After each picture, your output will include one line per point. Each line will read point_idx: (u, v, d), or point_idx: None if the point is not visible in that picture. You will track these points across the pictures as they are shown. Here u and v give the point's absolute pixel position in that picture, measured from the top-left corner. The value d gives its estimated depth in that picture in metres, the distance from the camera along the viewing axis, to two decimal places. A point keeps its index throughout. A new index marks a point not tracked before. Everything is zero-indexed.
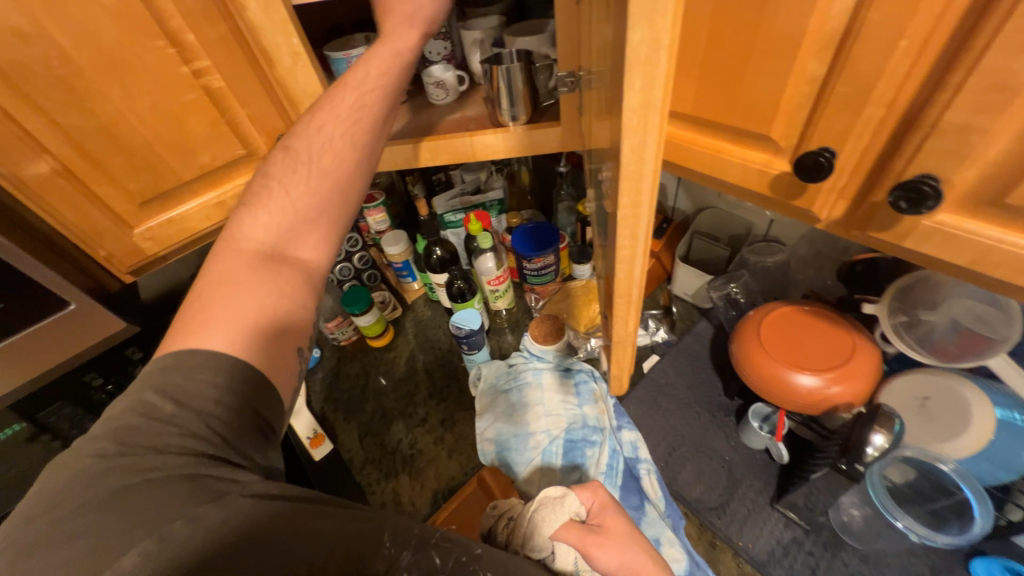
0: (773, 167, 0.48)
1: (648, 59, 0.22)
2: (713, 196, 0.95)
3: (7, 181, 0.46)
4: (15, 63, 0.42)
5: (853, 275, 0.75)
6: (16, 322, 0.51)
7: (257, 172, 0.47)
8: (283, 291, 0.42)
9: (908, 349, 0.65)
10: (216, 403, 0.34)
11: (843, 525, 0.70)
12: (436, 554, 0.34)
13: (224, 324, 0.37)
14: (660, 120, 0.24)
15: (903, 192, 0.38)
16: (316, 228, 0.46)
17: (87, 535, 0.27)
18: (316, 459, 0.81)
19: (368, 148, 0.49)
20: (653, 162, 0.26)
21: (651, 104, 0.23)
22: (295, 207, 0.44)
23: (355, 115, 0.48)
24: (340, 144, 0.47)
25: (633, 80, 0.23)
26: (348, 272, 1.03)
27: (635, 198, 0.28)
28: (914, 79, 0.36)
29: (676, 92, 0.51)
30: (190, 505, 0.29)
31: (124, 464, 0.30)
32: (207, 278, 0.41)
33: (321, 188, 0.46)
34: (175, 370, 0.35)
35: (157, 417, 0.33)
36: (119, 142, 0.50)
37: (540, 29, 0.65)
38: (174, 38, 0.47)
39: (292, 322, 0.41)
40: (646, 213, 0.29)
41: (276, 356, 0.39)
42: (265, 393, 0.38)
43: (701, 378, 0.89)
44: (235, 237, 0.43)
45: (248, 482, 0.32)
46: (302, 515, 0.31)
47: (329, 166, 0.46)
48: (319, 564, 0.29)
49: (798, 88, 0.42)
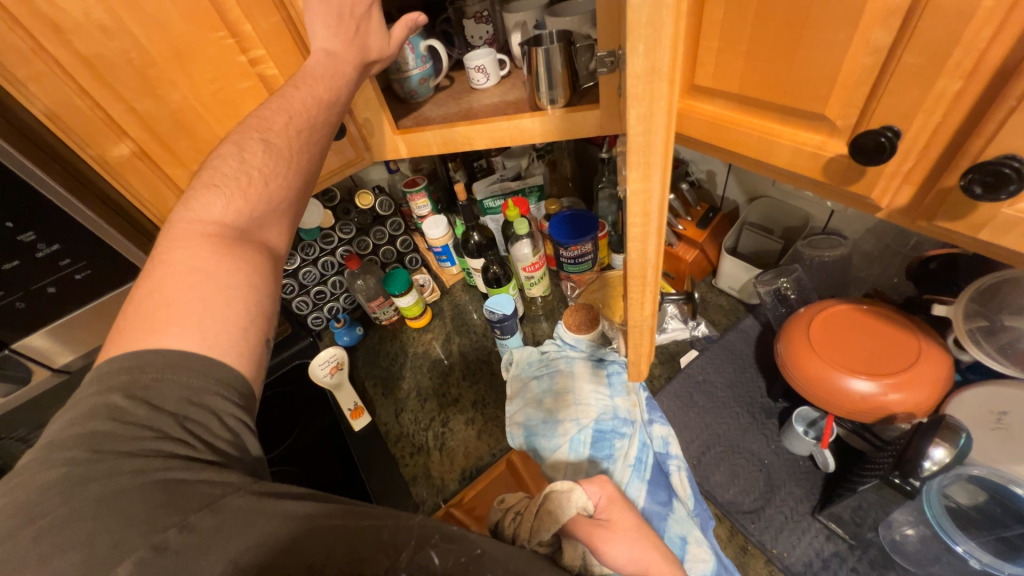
0: (828, 150, 0.44)
1: (651, 19, 0.25)
2: (767, 184, 0.87)
3: (94, 160, 0.53)
4: (99, 56, 0.46)
5: (925, 273, 0.68)
6: (103, 287, 0.58)
7: (216, 158, 0.49)
8: (247, 278, 0.44)
9: (986, 358, 0.58)
10: (191, 403, 0.38)
11: (894, 543, 0.65)
12: (435, 554, 0.35)
13: (194, 319, 0.40)
14: (665, 87, 0.27)
15: (978, 175, 0.34)
16: (278, 216, 0.50)
17: (82, 544, 0.29)
18: (356, 429, 0.88)
19: (319, 143, 0.53)
20: (660, 132, 0.29)
21: (656, 70, 0.26)
22: (269, 193, 0.49)
23: (309, 109, 0.51)
24: (297, 137, 0.50)
25: (636, 43, 0.26)
26: (392, 255, 1.06)
27: (645, 170, 0.31)
28: (1001, 45, 0.31)
29: (720, 70, 0.48)
30: (183, 512, 0.31)
31: (102, 470, 0.32)
32: (166, 266, 0.43)
33: (293, 179, 0.51)
34: (142, 370, 0.38)
35: (128, 418, 0.36)
36: (185, 127, 0.55)
37: (583, 8, 0.63)
38: (234, 30, 0.52)
39: (261, 308, 0.44)
40: (657, 178, 0.32)
41: (247, 345, 0.42)
42: (240, 384, 0.41)
43: (743, 377, 0.85)
44: (194, 220, 0.45)
45: (235, 482, 0.35)
46: (290, 511, 0.33)
47: (307, 162, 0.52)
48: (318, 565, 0.32)
49: (860, 61, 0.38)
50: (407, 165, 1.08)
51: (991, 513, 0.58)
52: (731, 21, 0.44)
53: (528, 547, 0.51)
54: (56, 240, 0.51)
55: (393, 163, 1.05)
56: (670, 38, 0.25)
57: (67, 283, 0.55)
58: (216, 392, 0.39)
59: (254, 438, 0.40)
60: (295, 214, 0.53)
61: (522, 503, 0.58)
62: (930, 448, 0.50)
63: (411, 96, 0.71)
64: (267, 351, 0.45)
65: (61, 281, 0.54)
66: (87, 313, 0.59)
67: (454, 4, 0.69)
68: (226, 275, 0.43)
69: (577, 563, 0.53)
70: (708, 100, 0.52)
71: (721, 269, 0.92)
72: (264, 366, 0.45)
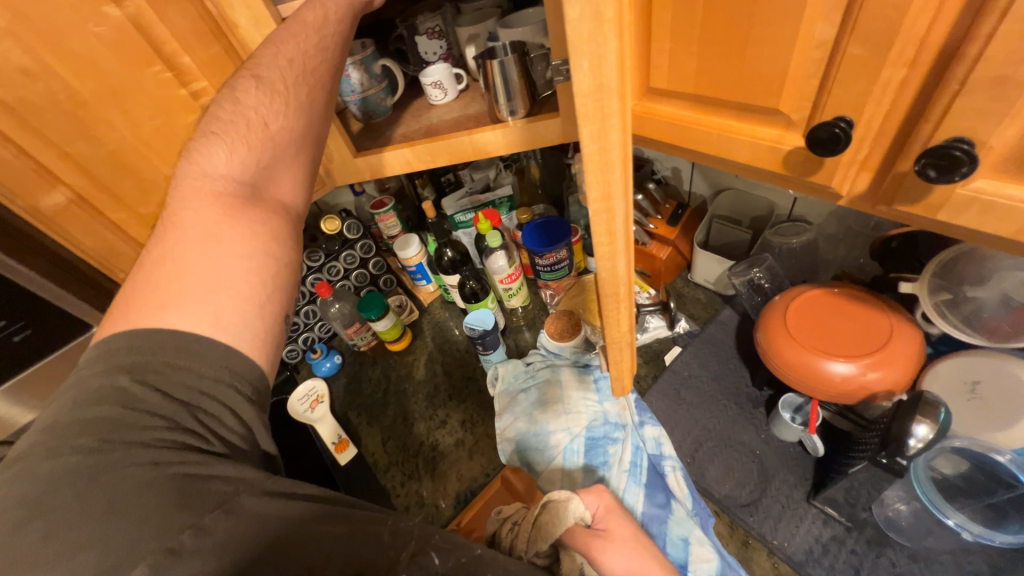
0: (785, 143, 0.44)
1: (592, 35, 0.24)
2: (730, 177, 0.89)
3: (27, 212, 0.49)
4: (22, 100, 0.43)
5: (887, 251, 0.70)
6: (47, 348, 0.54)
7: (211, 124, 0.46)
8: (258, 248, 0.42)
9: (953, 329, 0.60)
10: (203, 395, 0.37)
11: (888, 520, 0.66)
12: (436, 554, 0.37)
13: (205, 294, 0.39)
14: (616, 102, 0.26)
15: (931, 159, 0.35)
16: (286, 166, 0.48)
17: (96, 543, 0.30)
18: (342, 464, 0.84)
19: (312, 117, 0.50)
20: (617, 149, 0.28)
21: (604, 86, 0.25)
22: (271, 137, 0.47)
23: (297, 70, 0.48)
24: (291, 68, 0.48)
25: (580, 60, 0.25)
26: (365, 278, 1.02)
27: (605, 191, 0.31)
28: (938, 35, 0.32)
29: (673, 71, 0.48)
30: (198, 513, 0.32)
31: (115, 461, 0.33)
32: (175, 232, 0.42)
33: (297, 120, 0.48)
34: (151, 352, 0.37)
35: (138, 405, 0.36)
36: (126, 168, 0.52)
37: (535, 17, 0.63)
38: (172, 63, 0.49)
39: (277, 276, 0.43)
40: (619, 204, 0.32)
41: (263, 322, 0.41)
42: (254, 373, 0.40)
43: (727, 369, 0.86)
44: (201, 175, 0.44)
45: (247, 479, 0.35)
46: (302, 509, 0.35)
47: (307, 99, 0.49)
48: (319, 565, 0.33)
49: (807, 55, 0.39)
50: (373, 185, 1.05)
51: (975, 481, 0.60)
52: (679, 21, 0.44)
53: (526, 557, 0.49)
54: None
55: (357, 185, 1.02)
56: (613, 51, 0.24)
57: (5, 346, 0.50)
58: (227, 383, 0.38)
59: (265, 435, 0.40)
60: (306, 159, 0.50)
61: (520, 512, 0.55)
62: (913, 427, 0.51)
63: (369, 116, 0.70)
64: (285, 326, 0.44)
65: None
66: (28, 379, 0.53)
67: (405, 22, 0.68)
68: (235, 243, 0.42)
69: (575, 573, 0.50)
70: (665, 102, 0.52)
71: (695, 263, 0.92)
72: (281, 344, 0.44)
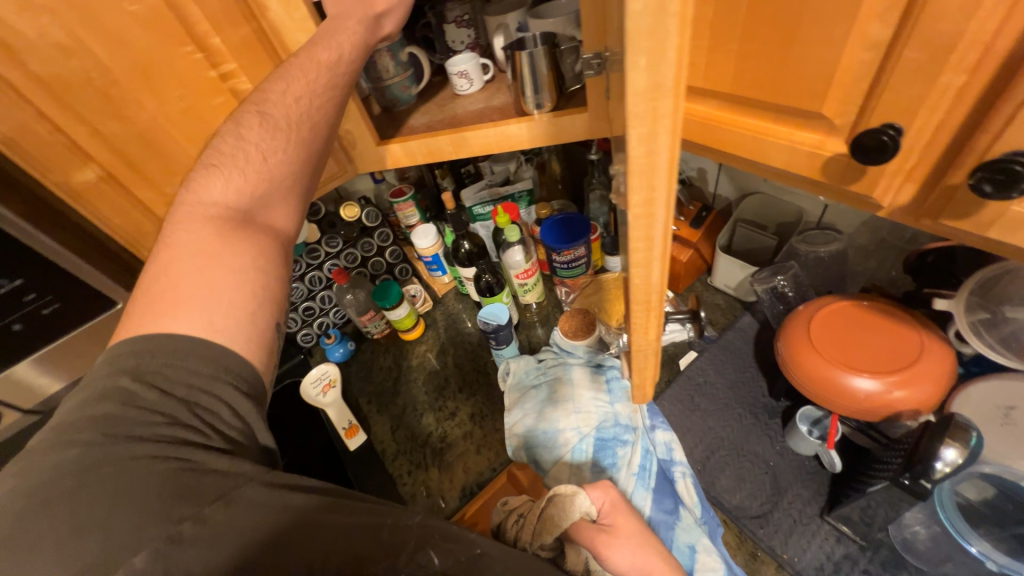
0: (827, 149, 0.43)
1: (654, 30, 0.22)
2: (758, 181, 0.87)
3: (59, 189, 0.50)
4: (57, 77, 0.44)
5: (922, 266, 0.68)
6: (74, 320, 0.55)
7: (218, 135, 0.47)
8: (253, 262, 0.42)
9: (988, 350, 0.57)
10: (202, 392, 0.37)
11: (905, 542, 0.64)
12: (436, 553, 0.37)
13: (202, 297, 0.39)
14: (671, 102, 0.24)
15: (987, 173, 0.33)
16: (288, 160, 0.47)
17: (99, 531, 0.31)
18: (351, 449, 0.85)
19: (331, 101, 0.49)
20: (665, 154, 0.27)
21: (660, 86, 0.24)
22: (271, 127, 0.46)
23: (324, 51, 0.47)
24: (310, 49, 0.47)
25: (638, 56, 0.23)
26: (381, 266, 1.02)
27: (648, 194, 0.29)
28: (1005, 40, 0.30)
29: (709, 69, 0.47)
30: (197, 504, 0.33)
31: (117, 454, 0.33)
32: (178, 234, 0.42)
33: (300, 110, 0.47)
34: (149, 353, 0.37)
35: (139, 402, 0.36)
36: (154, 148, 0.52)
37: (567, 8, 0.61)
38: (203, 44, 0.50)
39: (271, 281, 0.43)
40: (660, 211, 0.31)
41: (257, 326, 0.41)
42: (249, 372, 0.40)
43: (744, 377, 0.84)
44: (205, 178, 0.45)
45: (247, 472, 0.36)
46: (300, 499, 0.36)
47: (307, 85, 0.47)
48: (318, 565, 0.33)
49: (857, 57, 0.37)
50: (393, 174, 1.05)
51: (1002, 509, 0.59)
52: (719, 17, 0.43)
53: (531, 549, 0.50)
54: (17, 275, 0.49)
55: (379, 172, 1.02)
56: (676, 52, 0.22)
57: (34, 318, 0.52)
58: (225, 381, 0.38)
59: (263, 429, 0.41)
60: (310, 149, 0.49)
61: (527, 504, 0.55)
62: (941, 449, 0.49)
63: (393, 104, 0.69)
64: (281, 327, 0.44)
65: (27, 317, 0.51)
66: (55, 351, 0.55)
67: (434, 8, 0.67)
68: (234, 245, 0.42)
69: (580, 567, 0.53)
70: (699, 101, 0.51)
71: (716, 268, 0.90)
72: (275, 346, 0.44)
